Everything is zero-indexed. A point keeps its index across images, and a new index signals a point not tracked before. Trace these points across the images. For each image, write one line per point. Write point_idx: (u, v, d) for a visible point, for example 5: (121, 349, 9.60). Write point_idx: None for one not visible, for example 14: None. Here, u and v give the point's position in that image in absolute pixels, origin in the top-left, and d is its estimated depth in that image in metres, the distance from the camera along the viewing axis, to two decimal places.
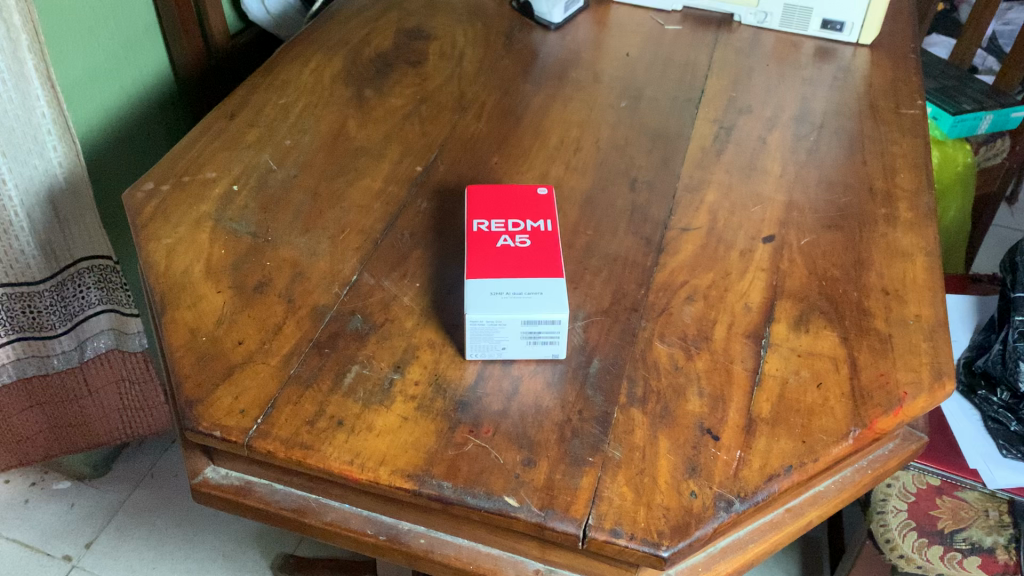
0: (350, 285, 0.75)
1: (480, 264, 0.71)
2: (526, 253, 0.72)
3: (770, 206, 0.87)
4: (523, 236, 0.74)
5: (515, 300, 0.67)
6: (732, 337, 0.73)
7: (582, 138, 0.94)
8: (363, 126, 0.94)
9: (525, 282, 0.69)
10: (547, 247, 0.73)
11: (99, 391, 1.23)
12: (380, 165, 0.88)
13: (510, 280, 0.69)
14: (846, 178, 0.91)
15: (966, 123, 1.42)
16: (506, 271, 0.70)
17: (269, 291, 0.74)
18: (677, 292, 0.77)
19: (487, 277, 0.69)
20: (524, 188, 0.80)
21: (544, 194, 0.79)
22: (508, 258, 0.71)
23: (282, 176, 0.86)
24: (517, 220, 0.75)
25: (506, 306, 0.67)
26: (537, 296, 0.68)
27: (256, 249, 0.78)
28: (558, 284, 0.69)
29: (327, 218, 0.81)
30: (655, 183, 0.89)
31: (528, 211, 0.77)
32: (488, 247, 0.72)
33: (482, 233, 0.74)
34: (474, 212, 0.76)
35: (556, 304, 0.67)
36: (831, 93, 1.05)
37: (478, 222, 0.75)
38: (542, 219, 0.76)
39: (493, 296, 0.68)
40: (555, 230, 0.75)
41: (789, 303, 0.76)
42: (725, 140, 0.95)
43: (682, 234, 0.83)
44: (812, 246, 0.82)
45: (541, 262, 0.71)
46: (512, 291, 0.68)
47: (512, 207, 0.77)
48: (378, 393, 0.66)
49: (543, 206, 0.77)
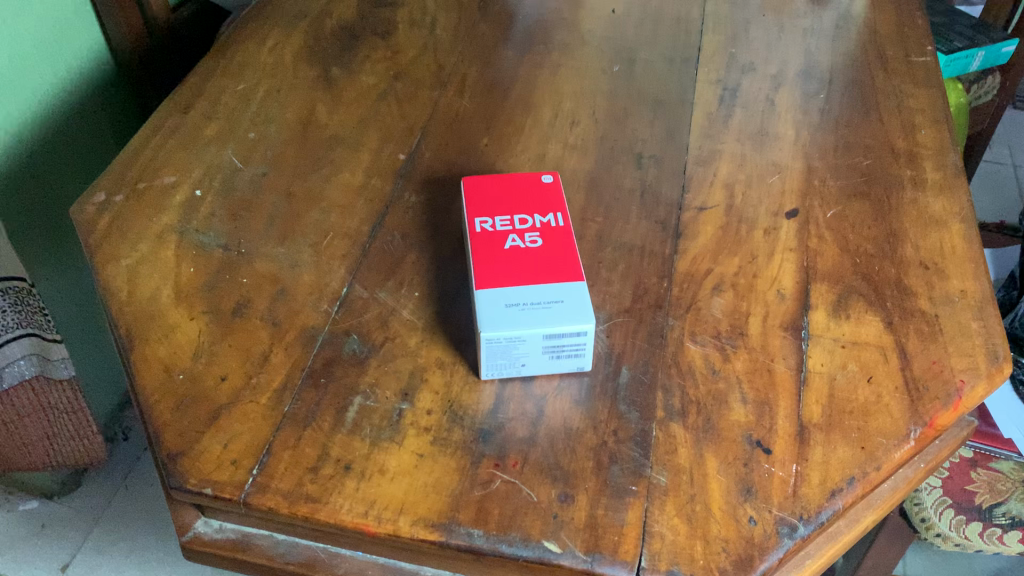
0: (340, 300, 0.67)
1: (490, 272, 0.63)
2: (540, 255, 0.64)
3: (789, 177, 0.80)
4: (533, 234, 0.66)
5: (534, 312, 0.60)
6: (769, 330, 0.66)
7: (577, 112, 0.86)
8: (335, 110, 0.84)
9: (543, 290, 0.61)
10: (562, 246, 0.65)
11: (17, 421, 1.00)
12: (358, 156, 0.80)
13: (525, 289, 0.61)
14: (865, 138, 0.84)
15: (958, 62, 1.34)
16: (520, 279, 0.62)
17: (250, 314, 0.65)
18: (703, 283, 0.70)
19: (499, 286, 0.62)
20: (527, 177, 0.71)
21: (550, 182, 0.71)
22: (520, 263, 0.63)
23: (250, 176, 0.76)
24: (524, 215, 0.68)
25: (524, 321, 0.59)
26: (558, 305, 0.60)
27: (230, 265, 0.69)
28: (579, 289, 0.62)
29: (307, 222, 0.73)
30: (663, 159, 0.81)
31: (535, 205, 0.69)
32: (496, 250, 0.64)
33: (487, 234, 0.66)
34: (474, 209, 0.68)
35: (581, 314, 0.60)
36: (836, 43, 0.97)
37: (481, 220, 0.67)
38: (552, 212, 0.68)
39: (508, 310, 0.60)
40: (568, 224, 0.67)
41: (824, 286, 0.70)
42: (731, 104, 0.87)
43: (699, 215, 0.76)
44: (840, 219, 0.76)
45: (558, 265, 0.63)
46: (529, 302, 0.61)
47: (516, 200, 0.69)
48: (388, 428, 0.59)
49: (551, 197, 0.70)
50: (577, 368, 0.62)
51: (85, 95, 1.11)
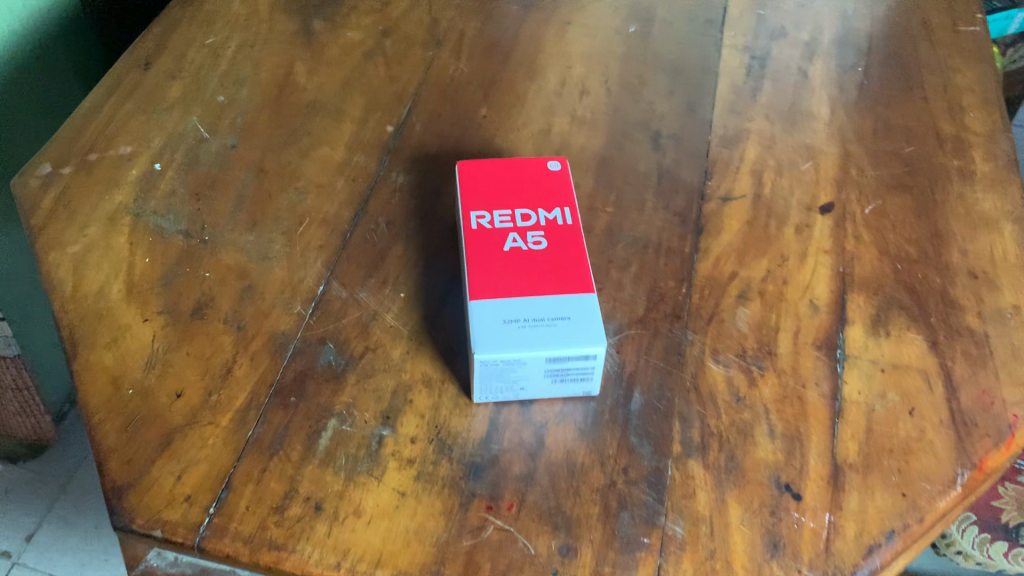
0: (315, 301, 0.59)
1: (486, 280, 0.55)
2: (544, 260, 0.56)
3: (823, 164, 0.71)
4: (537, 234, 0.58)
5: (536, 330, 0.52)
6: (800, 350, 0.59)
7: (588, 78, 0.77)
8: (315, 70, 0.75)
9: (548, 303, 0.54)
10: (569, 249, 0.57)
11: None
12: (340, 126, 0.70)
13: (527, 301, 0.54)
14: (907, 120, 0.75)
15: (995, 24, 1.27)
16: (521, 288, 0.54)
17: (212, 315, 0.57)
18: (727, 290, 0.62)
19: (497, 297, 0.54)
20: (531, 162, 0.63)
21: (557, 170, 0.63)
22: (521, 270, 0.55)
23: (217, 148, 0.67)
24: (527, 210, 0.59)
25: (525, 342, 0.51)
26: (565, 322, 0.53)
27: (190, 255, 0.61)
28: (588, 303, 0.54)
29: (280, 204, 0.64)
30: (682, 139, 0.72)
31: (539, 197, 0.60)
32: (494, 253, 0.56)
33: (483, 232, 0.58)
34: (470, 200, 0.60)
35: (591, 333, 0.52)
36: (875, 6, 0.87)
37: (477, 215, 0.59)
38: (559, 207, 0.60)
39: (507, 327, 0.52)
40: (577, 223, 0.59)
41: (861, 297, 0.62)
42: (760, 75, 0.78)
43: (723, 206, 0.67)
44: (879, 216, 0.68)
45: (564, 273, 0.56)
46: (532, 317, 0.53)
47: (519, 191, 0.61)
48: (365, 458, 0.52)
49: (558, 188, 0.61)
50: (582, 393, 0.55)
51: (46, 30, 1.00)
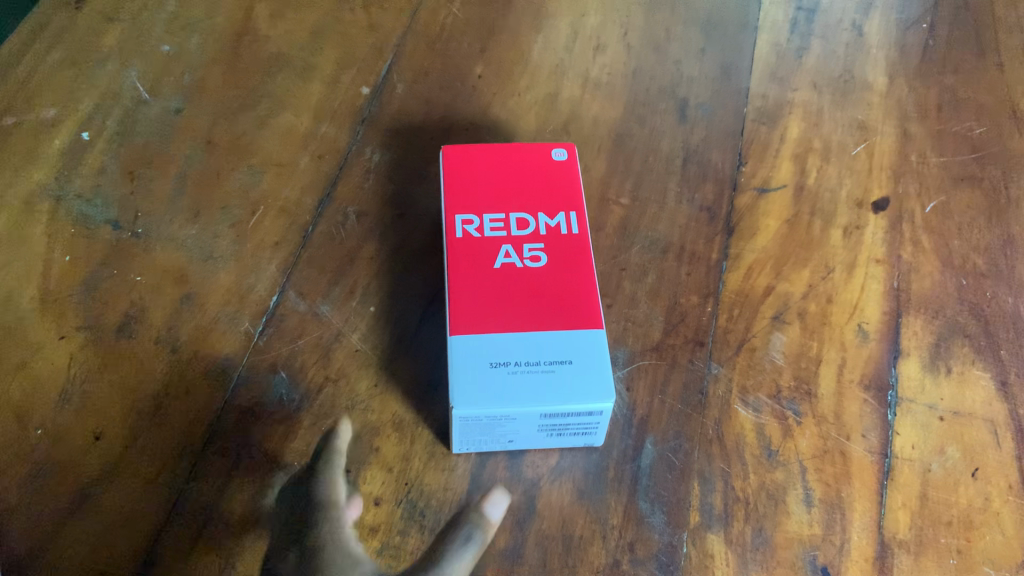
0: (267, 316, 0.49)
1: (471, 310, 0.45)
2: (542, 282, 0.46)
3: (878, 148, 0.60)
4: (536, 248, 0.48)
5: (529, 382, 0.43)
6: (845, 390, 0.49)
7: (604, 29, 0.64)
8: (279, 15, 0.62)
9: (546, 343, 0.44)
10: (574, 269, 0.47)
11: None
12: (306, 87, 0.59)
13: (519, 341, 0.44)
14: (979, 93, 0.64)
15: None
16: (512, 324, 0.45)
17: (141, 334, 0.48)
18: (760, 310, 0.52)
19: (482, 334, 0.44)
20: (532, 147, 0.52)
21: (563, 160, 0.51)
22: (513, 296, 0.46)
23: (158, 114, 0.56)
24: (525, 214, 0.49)
25: (515, 398, 0.42)
26: (565, 368, 0.43)
27: (118, 253, 0.50)
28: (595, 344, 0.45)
29: (231, 187, 0.54)
30: (713, 112, 0.61)
31: (540, 196, 0.50)
32: (481, 271, 0.46)
33: (470, 243, 0.47)
34: (456, 199, 0.49)
35: (597, 386, 0.43)
36: None
37: (463, 219, 0.48)
38: (563, 211, 0.49)
39: (494, 376, 0.43)
40: (585, 232, 0.49)
41: (919, 320, 0.52)
42: (807, 31, 0.66)
43: (759, 200, 0.57)
44: (943, 216, 0.57)
45: (567, 301, 0.46)
46: (525, 363, 0.43)
47: (515, 187, 0.50)
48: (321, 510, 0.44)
49: (564, 183, 0.51)
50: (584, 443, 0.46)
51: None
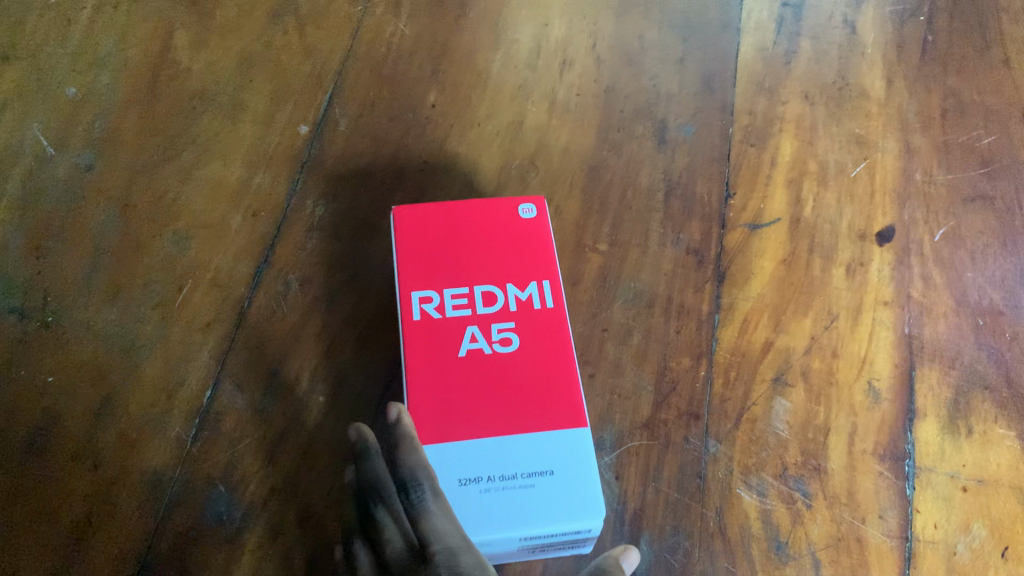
0: (200, 416, 0.43)
1: (434, 412, 0.40)
2: (515, 372, 0.41)
3: (880, 167, 0.54)
4: (504, 329, 0.42)
5: (506, 501, 0.38)
6: (858, 464, 0.44)
7: (570, 40, 0.57)
8: (200, 42, 0.54)
9: (522, 451, 0.39)
10: (551, 354, 0.41)
11: None
12: (234, 128, 0.51)
13: (492, 450, 0.39)
14: (985, 94, 0.57)
15: None
16: (483, 428, 0.40)
17: (55, 450, 0.42)
18: (759, 372, 0.46)
19: (448, 443, 0.39)
20: (496, 202, 0.45)
21: (532, 216, 0.45)
22: (482, 393, 0.40)
23: (64, 172, 0.49)
24: (490, 287, 0.43)
25: (492, 522, 0.38)
26: (546, 481, 0.39)
27: (24, 348, 0.44)
28: (576, 448, 0.40)
29: (152, 258, 0.47)
30: (697, 133, 0.54)
31: (509, 262, 0.43)
32: (444, 363, 0.41)
33: (430, 326, 0.42)
34: (411, 272, 0.43)
35: (584, 503, 0.38)
36: None
37: (420, 297, 0.42)
38: (536, 278, 0.43)
39: (465, 495, 0.38)
40: (561, 305, 0.43)
41: (935, 372, 0.47)
42: (795, 29, 0.59)
43: (752, 238, 0.51)
44: (955, 244, 0.51)
45: (545, 394, 0.41)
46: (499, 477, 0.39)
47: (480, 252, 0.44)
48: (456, 537, 0.36)
49: (535, 242, 0.44)
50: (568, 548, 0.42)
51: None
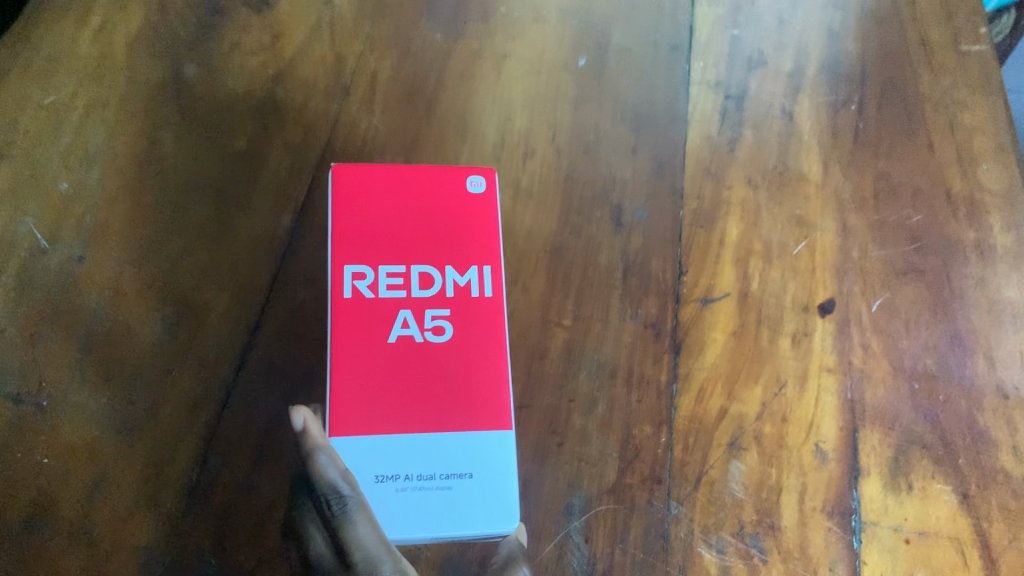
0: (190, 492, 0.46)
1: (359, 390, 0.43)
2: (442, 359, 0.44)
3: (819, 244, 0.59)
4: (436, 319, 0.45)
5: (421, 499, 0.42)
6: (809, 522, 0.48)
7: (532, 133, 0.61)
8: (186, 137, 0.57)
9: (442, 446, 0.43)
10: (482, 347, 0.45)
11: None
12: (220, 218, 0.55)
13: (415, 443, 0.43)
14: (913, 177, 0.63)
15: None
16: (406, 412, 0.43)
17: (53, 530, 0.44)
18: (716, 437, 0.50)
19: (368, 421, 0.43)
20: (443, 176, 0.47)
21: (475, 195, 0.47)
22: (408, 378, 0.44)
23: (56, 263, 0.52)
24: (426, 269, 0.45)
25: (409, 520, 0.42)
26: (463, 483, 0.43)
27: (20, 431, 0.46)
28: (492, 444, 0.44)
29: (141, 342, 0.50)
30: (650, 217, 0.58)
31: (451, 245, 0.46)
32: (376, 346, 0.44)
33: (363, 304, 0.44)
34: (348, 244, 0.45)
35: (499, 511, 0.43)
36: (864, 18, 0.70)
37: (356, 273, 0.44)
38: (472, 265, 0.46)
39: (382, 492, 0.42)
40: (495, 297, 0.46)
41: (876, 434, 0.51)
42: (738, 120, 0.64)
43: (705, 311, 0.55)
44: (890, 314, 0.56)
45: (468, 387, 0.44)
46: (417, 476, 0.42)
47: (425, 230, 0.46)
48: (375, 547, 0.40)
49: (476, 223, 0.47)
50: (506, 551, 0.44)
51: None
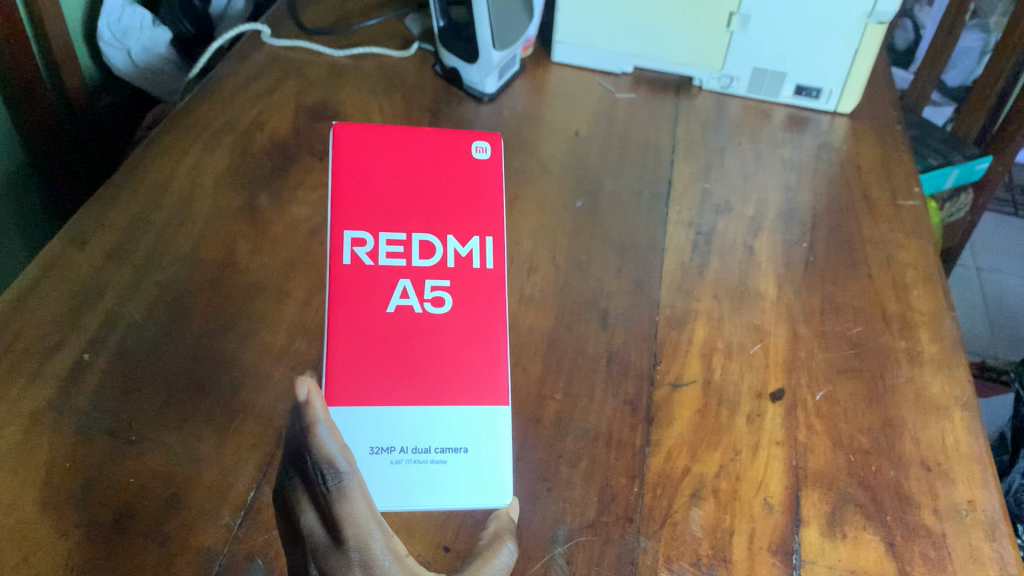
0: (246, 508, 0.56)
1: (354, 355, 0.45)
2: (440, 331, 0.47)
3: (772, 346, 0.71)
4: (437, 291, 0.47)
5: (414, 469, 0.46)
6: (757, 557, 0.57)
7: (535, 255, 0.76)
8: (258, 249, 0.73)
9: (436, 419, 0.46)
10: (480, 320, 0.47)
11: None
12: (281, 309, 0.69)
13: (411, 417, 0.46)
14: (854, 298, 0.76)
15: (964, 172, 1.30)
16: (402, 382, 0.46)
17: (135, 531, 0.54)
18: (680, 489, 0.60)
19: (365, 385, 0.45)
20: (449, 139, 0.48)
21: (481, 160, 0.49)
22: (405, 346, 0.46)
23: (150, 334, 0.65)
24: (428, 237, 0.46)
25: (399, 490, 0.46)
26: (457, 456, 0.47)
27: (114, 457, 0.57)
28: (483, 420, 0.47)
29: (213, 398, 0.62)
30: (631, 319, 0.71)
31: (453, 213, 0.47)
32: (374, 316, 0.45)
33: (361, 271, 0.45)
34: (348, 208, 0.45)
35: (490, 485, 0.48)
36: (816, 178, 0.89)
37: (357, 240, 0.45)
38: (473, 235, 0.48)
39: (377, 462, 0.46)
40: (497, 269, 0.48)
41: (816, 493, 0.61)
42: (706, 250, 0.78)
43: (674, 393, 0.66)
44: (831, 402, 0.67)
45: (462, 363, 0.47)
46: (413, 448, 0.46)
47: (427, 198, 0.47)
48: (366, 522, 0.40)
49: (480, 190, 0.48)
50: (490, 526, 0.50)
51: (10, 154, 0.95)
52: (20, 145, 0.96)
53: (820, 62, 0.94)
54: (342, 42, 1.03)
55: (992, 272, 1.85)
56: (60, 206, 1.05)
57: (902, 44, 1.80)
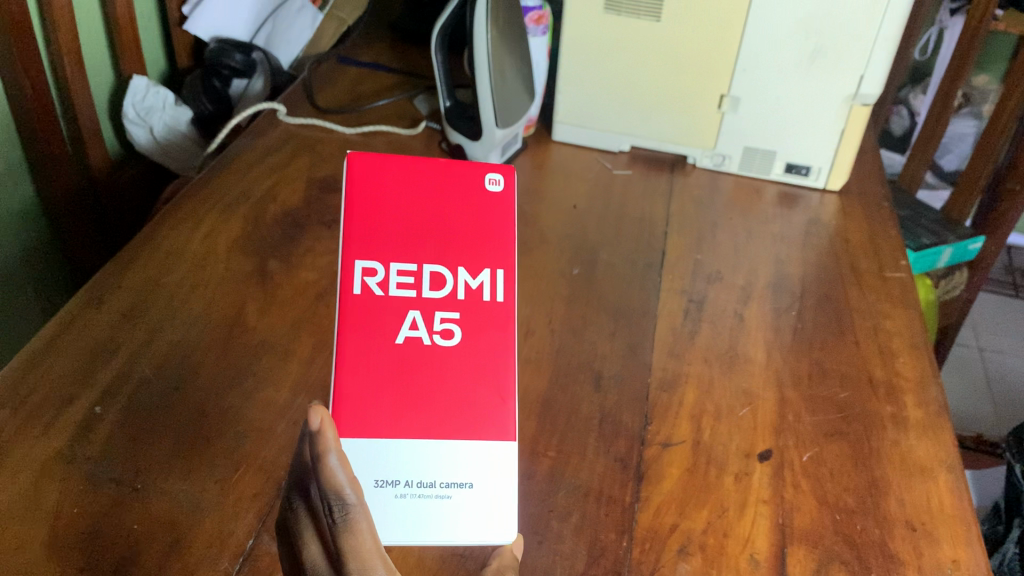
0: (244, 554, 0.57)
1: (363, 382, 0.48)
2: (449, 362, 0.50)
3: (761, 409, 0.73)
4: (446, 324, 0.50)
5: (418, 504, 0.49)
6: None
7: (532, 320, 0.79)
8: (266, 311, 0.77)
9: (442, 452, 0.49)
10: (486, 352, 0.50)
11: None
12: (286, 367, 0.72)
13: (417, 448, 0.49)
14: (842, 365, 0.78)
15: (958, 252, 1.32)
16: (410, 410, 0.49)
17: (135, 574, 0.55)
18: (667, 544, 0.61)
19: (375, 411, 0.48)
20: (463, 173, 0.52)
21: (494, 192, 0.52)
22: (413, 374, 0.49)
23: (158, 389, 0.68)
24: (438, 269, 0.50)
25: (402, 523, 0.48)
26: (463, 491, 0.49)
27: (120, 504, 0.59)
28: (487, 455, 0.50)
29: (217, 450, 0.64)
30: (622, 381, 0.74)
31: (465, 243, 0.51)
32: (384, 345, 0.49)
33: (371, 300, 0.49)
34: (359, 239, 0.49)
35: (495, 521, 0.50)
36: (806, 251, 0.92)
37: (368, 270, 0.49)
38: (483, 268, 0.51)
39: (381, 496, 0.48)
40: (507, 302, 0.51)
41: (802, 549, 0.62)
42: (697, 317, 0.81)
43: (664, 452, 0.68)
44: (817, 463, 0.68)
45: (468, 396, 0.50)
46: (417, 483, 0.49)
47: (439, 229, 0.50)
48: (372, 556, 0.40)
49: (493, 222, 0.51)
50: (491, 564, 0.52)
51: (33, 221, 1.00)
52: (42, 212, 1.01)
53: (808, 141, 0.99)
54: (353, 121, 1.08)
55: (996, 353, 1.87)
56: (79, 274, 1.09)
57: (897, 130, 1.87)
